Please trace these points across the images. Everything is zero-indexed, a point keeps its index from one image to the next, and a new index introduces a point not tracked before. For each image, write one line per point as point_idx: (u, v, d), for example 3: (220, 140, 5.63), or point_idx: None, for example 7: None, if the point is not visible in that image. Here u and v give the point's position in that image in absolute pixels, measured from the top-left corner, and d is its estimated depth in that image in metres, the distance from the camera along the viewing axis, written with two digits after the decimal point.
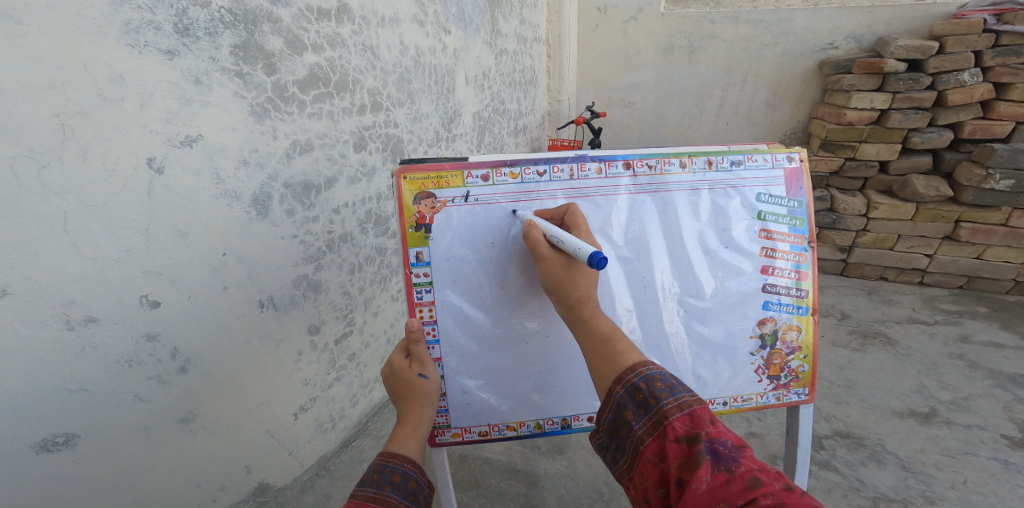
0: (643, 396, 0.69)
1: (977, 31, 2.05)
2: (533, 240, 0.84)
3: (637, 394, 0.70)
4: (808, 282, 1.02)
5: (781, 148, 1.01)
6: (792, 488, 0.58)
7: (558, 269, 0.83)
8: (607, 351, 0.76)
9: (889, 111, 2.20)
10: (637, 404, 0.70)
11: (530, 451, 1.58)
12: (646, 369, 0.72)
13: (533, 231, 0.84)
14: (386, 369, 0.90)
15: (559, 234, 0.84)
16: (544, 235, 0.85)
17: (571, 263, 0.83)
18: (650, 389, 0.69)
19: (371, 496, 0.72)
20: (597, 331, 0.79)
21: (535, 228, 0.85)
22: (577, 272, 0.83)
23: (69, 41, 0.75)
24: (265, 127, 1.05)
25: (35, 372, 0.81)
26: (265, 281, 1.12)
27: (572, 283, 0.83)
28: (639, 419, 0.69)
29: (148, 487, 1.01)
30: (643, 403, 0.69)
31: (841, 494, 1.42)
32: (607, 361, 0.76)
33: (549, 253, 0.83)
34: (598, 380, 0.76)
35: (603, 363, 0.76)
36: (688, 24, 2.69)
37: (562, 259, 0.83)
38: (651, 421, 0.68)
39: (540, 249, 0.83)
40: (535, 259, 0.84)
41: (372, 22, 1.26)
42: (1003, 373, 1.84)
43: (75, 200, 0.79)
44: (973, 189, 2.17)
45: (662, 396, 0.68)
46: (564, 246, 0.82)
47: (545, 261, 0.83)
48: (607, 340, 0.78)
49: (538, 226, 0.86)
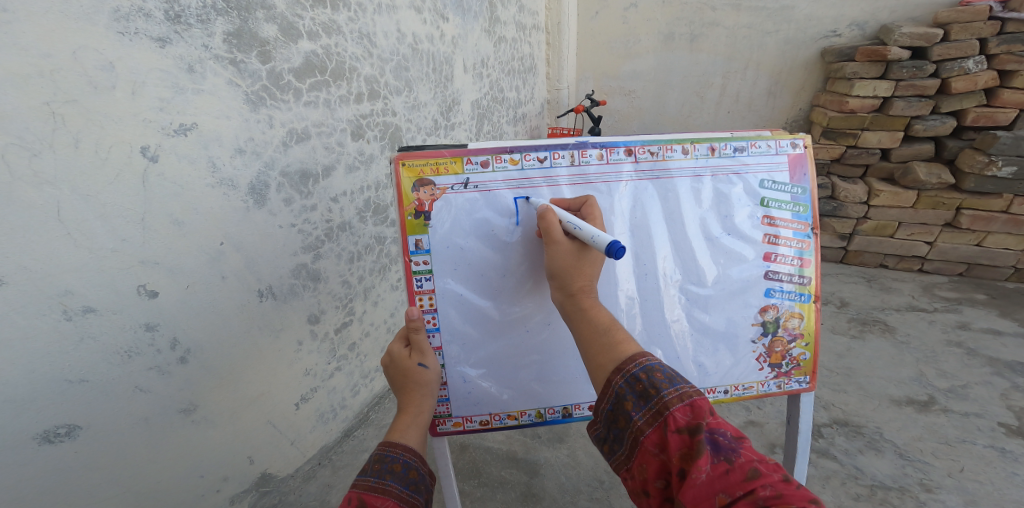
0: (644, 386, 0.69)
1: (982, 19, 2.03)
2: (547, 222, 0.83)
3: (637, 384, 0.70)
4: (811, 269, 1.01)
5: (785, 133, 1.00)
6: (790, 479, 0.58)
7: (568, 255, 0.83)
8: (605, 341, 0.76)
9: (891, 98, 2.19)
10: (637, 395, 0.69)
11: (530, 440, 1.58)
12: (646, 360, 0.71)
13: (548, 213, 0.84)
14: (386, 358, 0.89)
15: (574, 220, 0.83)
16: (559, 220, 0.84)
17: (581, 252, 0.83)
18: (650, 380, 0.69)
19: (372, 486, 0.71)
20: (596, 322, 0.78)
21: (552, 211, 0.84)
22: (586, 261, 0.83)
23: (57, 28, 0.73)
24: (260, 115, 1.04)
25: (33, 363, 0.80)
26: (263, 271, 1.12)
27: (577, 272, 0.82)
28: (638, 410, 0.68)
29: (149, 478, 1.01)
30: (643, 394, 0.69)
31: (839, 481, 1.43)
32: (605, 352, 0.75)
33: (561, 239, 0.83)
34: (595, 370, 0.75)
35: (600, 353, 0.75)
36: (688, 12, 2.66)
37: (573, 247, 0.83)
38: (651, 412, 0.67)
39: (554, 233, 0.83)
40: (546, 242, 0.84)
41: (369, 9, 1.24)
42: (1001, 361, 1.84)
43: (68, 189, 0.78)
44: (974, 176, 2.16)
45: (662, 387, 0.68)
46: (579, 233, 0.81)
47: (557, 246, 0.83)
48: (605, 330, 0.77)
49: (555, 210, 0.85)
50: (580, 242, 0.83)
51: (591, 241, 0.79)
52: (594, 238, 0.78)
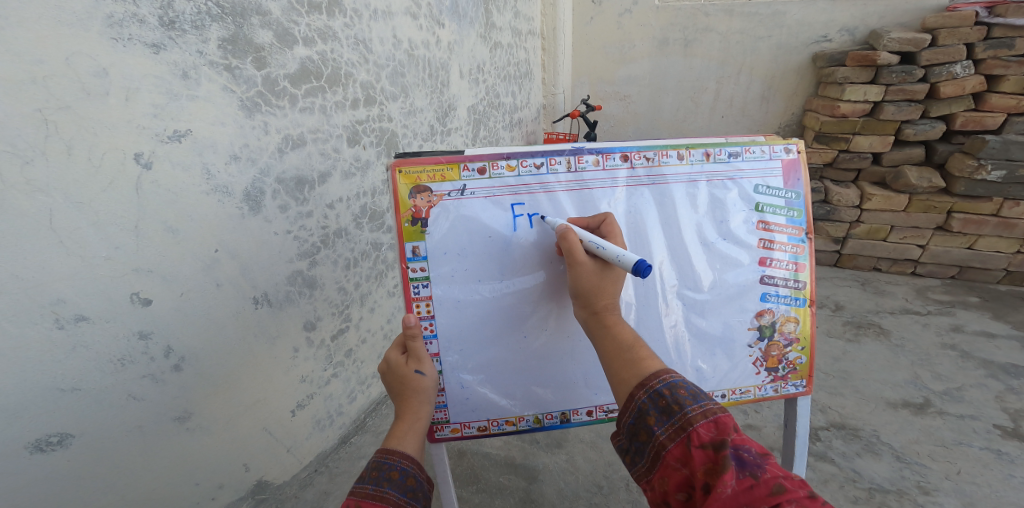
0: (667, 402, 0.69)
1: (969, 24, 2.06)
2: (568, 243, 0.82)
3: (661, 400, 0.70)
4: (806, 273, 1.02)
5: (778, 139, 1.01)
6: (815, 496, 0.57)
7: (591, 276, 0.82)
8: (630, 357, 0.76)
9: (882, 103, 2.21)
10: (660, 410, 0.69)
11: (528, 446, 1.58)
12: (669, 376, 0.72)
13: (569, 234, 0.83)
14: (383, 366, 0.89)
15: (596, 240, 0.83)
16: (580, 239, 0.84)
17: (604, 271, 0.83)
18: (674, 396, 0.69)
19: (370, 493, 0.71)
20: (621, 338, 0.79)
21: (572, 231, 0.84)
22: (608, 280, 0.83)
23: (49, 34, 0.73)
24: (255, 121, 1.03)
25: (25, 372, 0.79)
26: (259, 278, 1.11)
27: (600, 290, 0.82)
28: (661, 425, 0.68)
29: (145, 487, 1.00)
30: (667, 409, 0.69)
31: (837, 485, 1.43)
32: (628, 367, 0.75)
33: (584, 260, 0.82)
34: (618, 385, 0.75)
35: (624, 369, 0.76)
36: (682, 17, 2.69)
37: (595, 266, 0.83)
38: (674, 427, 0.67)
39: (576, 254, 0.82)
40: (568, 264, 0.83)
41: (364, 16, 1.24)
42: (995, 363, 1.86)
43: (61, 196, 0.78)
44: (965, 180, 2.18)
45: (686, 403, 0.68)
46: (603, 252, 0.81)
47: (579, 268, 0.82)
48: (629, 347, 0.77)
49: (574, 230, 0.84)
50: (603, 261, 0.83)
51: (616, 261, 0.79)
52: (619, 258, 0.79)
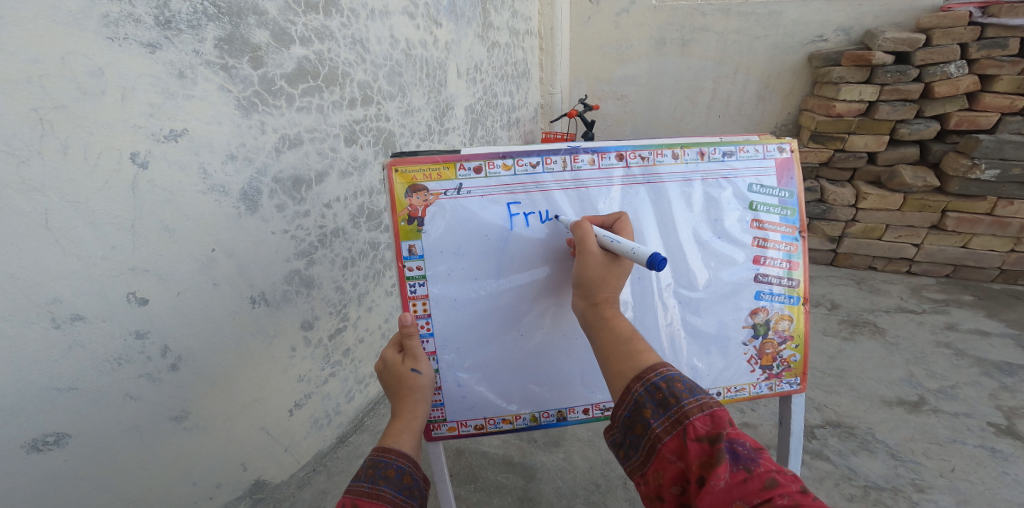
0: (664, 395, 0.70)
1: (962, 24, 2.07)
2: (584, 232, 0.84)
3: (657, 393, 0.70)
4: (800, 271, 1.03)
5: (772, 138, 1.02)
6: (808, 491, 0.58)
7: (597, 267, 0.83)
8: (626, 350, 0.76)
9: (876, 103, 2.23)
10: (656, 403, 0.70)
11: (526, 445, 1.58)
12: (667, 370, 0.72)
13: (583, 225, 0.85)
14: (380, 365, 0.90)
15: (611, 235, 0.84)
16: (594, 233, 0.85)
17: (611, 264, 0.83)
18: (671, 389, 0.70)
19: (365, 491, 0.71)
20: (617, 331, 0.79)
21: (587, 224, 0.86)
22: (613, 273, 0.83)
23: (45, 33, 0.73)
24: (252, 121, 1.04)
25: (21, 371, 0.79)
26: (256, 277, 1.11)
27: (603, 283, 0.83)
28: (657, 418, 0.69)
29: (141, 486, 1.00)
30: (663, 402, 0.69)
31: (833, 482, 1.44)
32: (624, 360, 0.76)
33: (594, 250, 0.83)
34: (615, 378, 0.76)
35: (619, 361, 0.76)
36: (679, 17, 2.70)
37: (604, 258, 0.83)
38: (670, 420, 0.68)
39: (587, 243, 0.83)
40: (578, 252, 0.84)
41: (361, 15, 1.24)
42: (989, 361, 1.87)
43: (56, 196, 0.78)
44: (959, 179, 2.19)
45: (683, 396, 0.68)
46: (615, 246, 0.81)
47: (588, 257, 0.83)
48: (625, 341, 0.78)
49: (590, 225, 0.86)
50: (613, 255, 0.84)
51: (630, 253, 0.79)
52: (632, 251, 0.79)
